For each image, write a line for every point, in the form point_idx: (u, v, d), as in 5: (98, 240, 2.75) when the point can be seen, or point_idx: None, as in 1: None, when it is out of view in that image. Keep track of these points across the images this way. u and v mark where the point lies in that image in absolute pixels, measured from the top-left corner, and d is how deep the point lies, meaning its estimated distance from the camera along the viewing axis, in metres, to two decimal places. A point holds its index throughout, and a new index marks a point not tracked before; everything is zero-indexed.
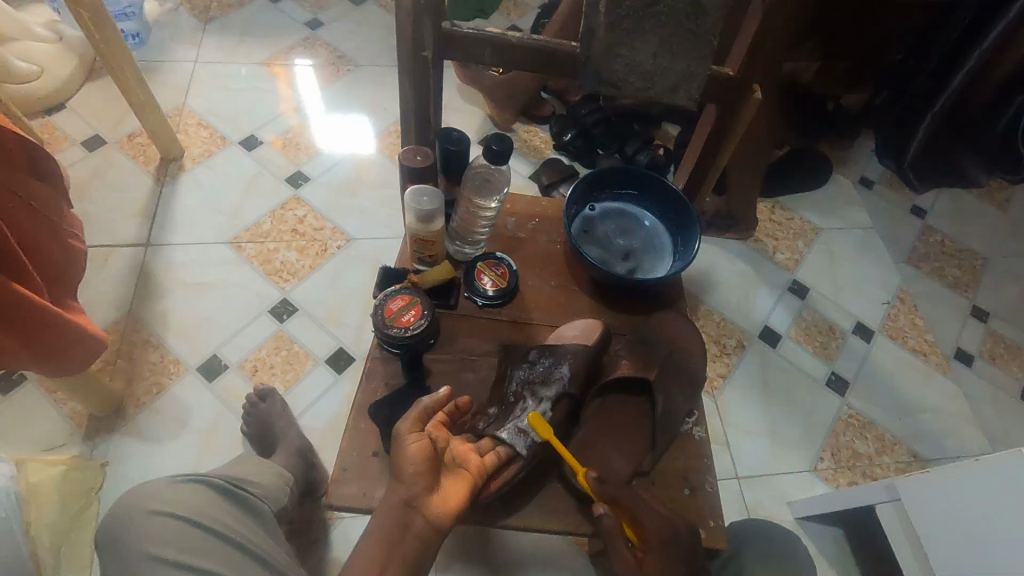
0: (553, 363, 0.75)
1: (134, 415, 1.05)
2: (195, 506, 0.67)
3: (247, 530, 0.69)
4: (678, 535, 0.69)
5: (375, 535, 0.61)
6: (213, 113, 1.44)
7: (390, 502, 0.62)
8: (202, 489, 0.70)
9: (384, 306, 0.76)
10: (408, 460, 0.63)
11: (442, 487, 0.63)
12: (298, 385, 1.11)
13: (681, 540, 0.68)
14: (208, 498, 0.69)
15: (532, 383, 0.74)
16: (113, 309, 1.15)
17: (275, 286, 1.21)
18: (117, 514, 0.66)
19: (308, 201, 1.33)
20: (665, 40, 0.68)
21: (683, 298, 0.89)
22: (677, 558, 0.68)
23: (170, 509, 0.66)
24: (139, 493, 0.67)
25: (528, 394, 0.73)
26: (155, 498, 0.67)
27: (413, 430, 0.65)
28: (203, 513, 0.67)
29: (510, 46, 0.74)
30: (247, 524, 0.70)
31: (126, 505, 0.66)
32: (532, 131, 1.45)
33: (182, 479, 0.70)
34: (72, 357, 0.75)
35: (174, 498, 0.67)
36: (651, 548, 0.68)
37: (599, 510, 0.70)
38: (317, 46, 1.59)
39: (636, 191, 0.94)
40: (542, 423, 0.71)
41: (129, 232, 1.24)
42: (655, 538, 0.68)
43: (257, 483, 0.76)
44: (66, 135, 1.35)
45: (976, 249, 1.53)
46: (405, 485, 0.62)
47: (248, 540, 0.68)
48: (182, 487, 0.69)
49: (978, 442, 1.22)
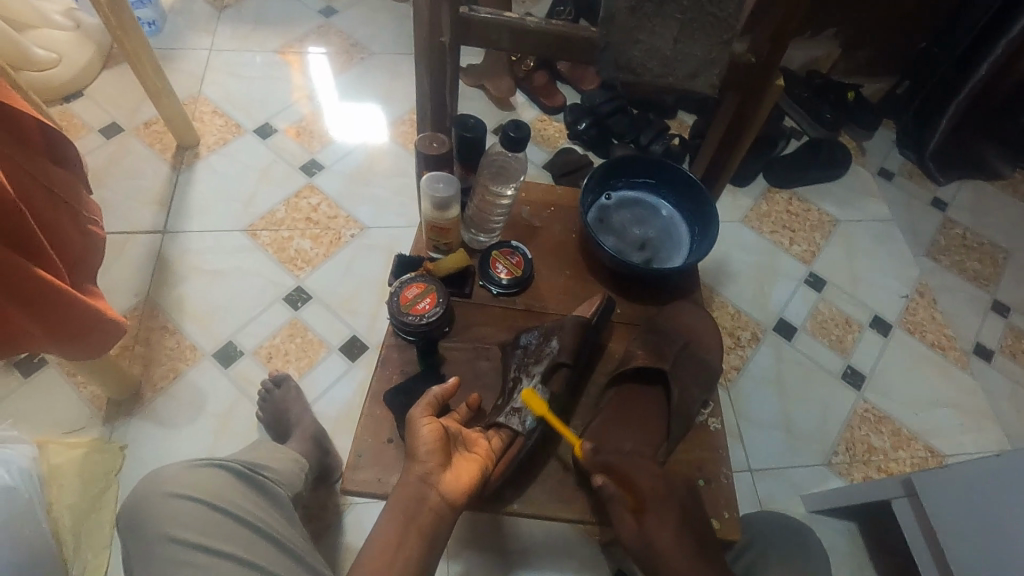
0: (545, 340, 0.75)
1: (151, 399, 1.06)
2: (213, 490, 0.68)
3: (263, 515, 0.70)
4: (678, 504, 0.69)
5: (389, 510, 0.61)
6: (228, 101, 1.44)
7: (404, 481, 0.62)
8: (220, 473, 0.71)
9: (399, 293, 0.76)
10: (421, 441, 0.63)
11: (455, 467, 0.64)
12: (312, 371, 1.11)
13: (677, 501, 0.70)
14: (225, 482, 0.70)
15: (528, 362, 0.74)
16: (131, 295, 1.16)
17: (289, 274, 1.22)
18: (138, 495, 0.67)
19: (321, 189, 1.33)
20: (685, 25, 0.67)
21: (699, 288, 0.89)
22: (677, 525, 0.68)
23: (188, 493, 0.67)
24: (158, 476, 0.68)
25: (523, 374, 0.73)
26: (174, 482, 0.68)
27: (425, 415, 0.66)
28: (220, 497, 0.68)
29: (526, 31, 0.72)
30: (263, 508, 0.71)
31: (146, 488, 0.67)
32: (546, 121, 1.44)
33: (201, 462, 0.71)
34: (91, 341, 0.76)
35: (192, 481, 0.68)
36: (651, 515, 0.68)
37: (600, 481, 0.68)
38: (331, 34, 1.59)
39: (653, 180, 0.93)
40: (536, 400, 0.71)
41: (145, 220, 1.25)
42: (656, 504, 0.69)
43: (274, 468, 0.77)
44: (84, 122, 1.36)
45: (998, 242, 1.50)
46: (419, 464, 0.63)
47: (265, 525, 0.68)
48: (199, 470, 0.70)
49: (997, 438, 1.20)
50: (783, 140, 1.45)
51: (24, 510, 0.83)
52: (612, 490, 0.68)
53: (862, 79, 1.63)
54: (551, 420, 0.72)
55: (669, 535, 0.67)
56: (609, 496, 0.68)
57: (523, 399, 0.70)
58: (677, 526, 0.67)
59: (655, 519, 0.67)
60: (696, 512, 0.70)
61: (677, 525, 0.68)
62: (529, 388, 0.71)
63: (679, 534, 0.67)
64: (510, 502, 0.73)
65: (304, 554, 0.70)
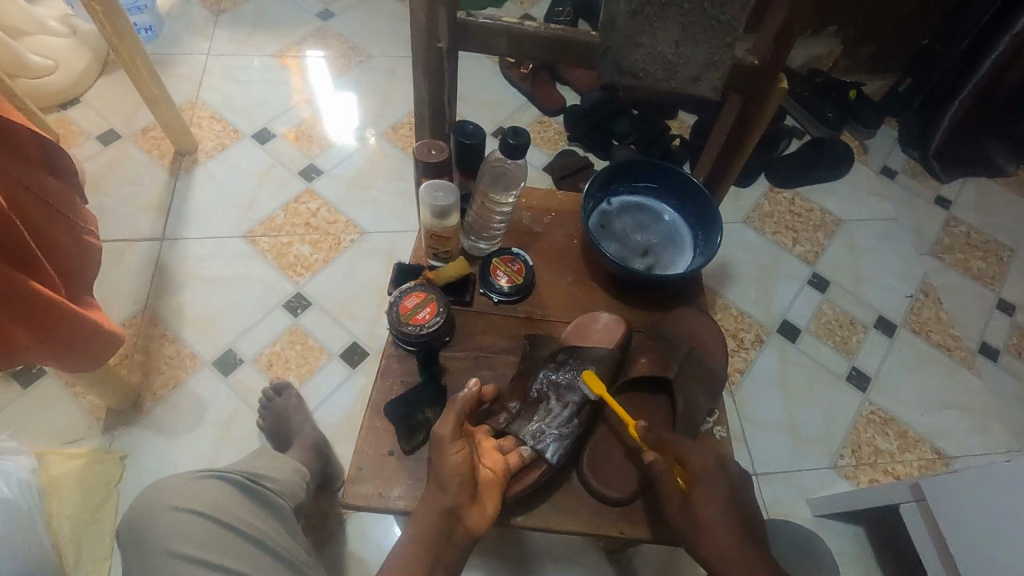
0: (573, 370, 0.74)
1: (151, 408, 1.06)
2: (215, 503, 0.68)
3: (266, 526, 0.69)
4: (727, 474, 0.67)
5: (413, 543, 0.59)
6: (227, 106, 1.43)
7: (429, 509, 0.61)
8: (221, 485, 0.70)
9: (399, 303, 0.75)
10: (453, 470, 0.62)
11: (480, 496, 0.64)
12: (313, 378, 1.11)
13: (727, 473, 0.67)
14: (227, 494, 0.69)
15: (557, 389, 0.74)
16: (130, 303, 1.15)
17: (289, 280, 1.21)
18: (141, 507, 0.66)
19: (321, 194, 1.32)
20: (687, 28, 0.66)
21: (702, 292, 0.87)
22: (724, 500, 0.64)
23: (190, 507, 0.66)
24: (159, 489, 0.67)
25: (545, 398, 0.73)
26: (174, 495, 0.67)
27: (454, 438, 0.64)
28: (222, 510, 0.67)
29: (525, 36, 0.71)
30: (265, 520, 0.70)
31: (147, 501, 0.67)
32: (546, 123, 1.44)
33: (201, 474, 0.70)
34: (88, 352, 0.75)
35: (193, 495, 0.67)
36: (700, 488, 0.65)
37: (651, 458, 0.71)
38: (329, 37, 1.58)
39: (655, 185, 0.92)
40: (596, 382, 0.74)
41: (144, 226, 1.24)
42: (703, 478, 0.66)
43: (276, 478, 0.76)
44: (82, 129, 1.35)
45: (1003, 241, 1.49)
46: (447, 494, 0.61)
47: (268, 538, 0.68)
48: (201, 483, 0.69)
49: (1005, 439, 1.19)
50: (785, 139, 1.45)
51: (22, 522, 0.81)
52: (661, 468, 0.69)
53: (864, 77, 1.61)
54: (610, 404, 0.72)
55: (714, 509, 0.64)
56: (661, 475, 0.69)
57: (585, 376, 0.74)
58: (722, 501, 0.64)
59: (702, 494, 0.65)
60: (744, 491, 0.67)
61: (725, 504, 0.64)
62: (560, 414, 0.72)
63: (723, 513, 0.64)
64: (514, 515, 0.71)
65: (307, 568, 0.69)
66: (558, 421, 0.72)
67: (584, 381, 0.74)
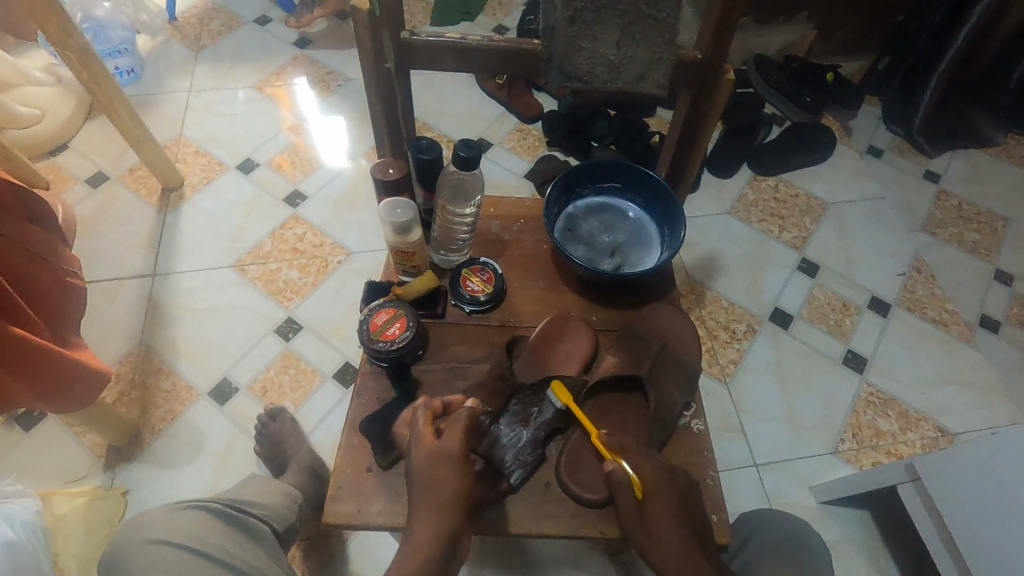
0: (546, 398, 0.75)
1: (150, 442, 1.07)
2: (194, 534, 0.69)
3: (247, 553, 0.70)
4: (676, 483, 0.69)
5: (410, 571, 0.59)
6: (210, 140, 1.46)
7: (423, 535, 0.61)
8: (203, 515, 0.72)
9: (368, 321, 0.75)
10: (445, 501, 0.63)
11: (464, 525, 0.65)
12: (308, 402, 1.12)
13: (676, 486, 0.69)
14: (207, 524, 0.71)
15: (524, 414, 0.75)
16: (125, 340, 1.17)
17: (279, 305, 1.22)
18: (123, 544, 0.67)
19: (306, 219, 1.34)
20: (626, 29, 0.66)
21: (673, 287, 0.87)
22: (676, 508, 0.67)
23: (170, 539, 0.67)
24: (140, 525, 0.69)
25: (511, 423, 0.74)
26: (155, 529, 0.68)
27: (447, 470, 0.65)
28: (201, 540, 0.68)
29: (470, 50, 0.71)
30: (246, 547, 0.71)
31: (128, 537, 0.68)
32: (524, 130, 1.46)
33: (184, 505, 0.72)
34: (77, 393, 0.77)
35: (173, 526, 0.69)
36: (655, 497, 0.67)
37: (610, 466, 0.69)
38: (307, 64, 1.61)
39: (619, 184, 0.91)
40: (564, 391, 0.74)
41: (135, 264, 1.26)
42: (658, 486, 0.68)
43: (261, 504, 0.78)
44: (71, 174, 1.39)
45: (995, 211, 1.48)
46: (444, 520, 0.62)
47: (247, 564, 0.69)
48: (181, 514, 0.71)
49: (1009, 411, 1.17)
50: (764, 128, 1.45)
51: (24, 563, 0.83)
52: (620, 477, 0.68)
53: (839, 60, 1.65)
54: (578, 414, 0.74)
55: (670, 516, 0.66)
56: (618, 483, 0.67)
57: (552, 389, 0.74)
58: (677, 507, 0.67)
59: (658, 500, 0.67)
60: (696, 500, 0.70)
61: (679, 517, 0.66)
62: (526, 437, 0.73)
63: (677, 519, 0.66)
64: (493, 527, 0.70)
65: None
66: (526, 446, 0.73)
67: (552, 392, 0.74)
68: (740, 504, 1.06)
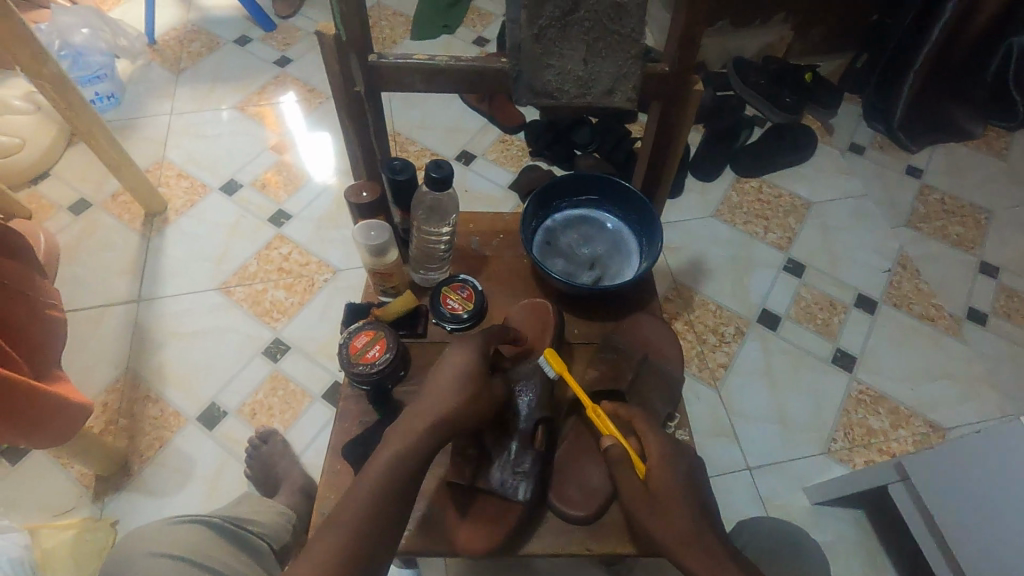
0: (524, 395, 0.73)
1: (138, 471, 1.06)
2: (191, 546, 0.68)
3: (244, 568, 0.70)
4: (681, 459, 0.69)
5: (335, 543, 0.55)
6: (193, 162, 1.46)
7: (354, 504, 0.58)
8: (201, 528, 0.72)
9: (348, 344, 0.75)
10: (379, 466, 0.60)
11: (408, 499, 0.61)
12: (297, 423, 1.11)
13: (683, 461, 0.69)
14: (205, 537, 0.71)
15: (503, 424, 0.73)
16: (111, 368, 1.16)
17: (266, 326, 1.22)
18: (124, 553, 0.68)
19: (291, 238, 1.34)
20: (592, 44, 0.66)
21: (655, 296, 0.87)
22: (685, 484, 0.67)
23: (168, 550, 0.67)
24: (141, 536, 0.69)
25: (498, 438, 0.72)
26: (155, 541, 0.69)
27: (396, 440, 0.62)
28: (198, 551, 0.68)
29: (439, 70, 0.71)
30: (241, 561, 0.71)
31: (130, 547, 0.68)
32: (507, 141, 1.46)
33: (183, 519, 0.72)
34: (58, 426, 0.76)
35: (172, 538, 0.69)
36: (661, 473, 0.67)
37: (607, 442, 0.71)
38: (289, 82, 1.61)
39: (596, 195, 0.91)
40: (556, 358, 0.74)
41: (119, 291, 1.26)
42: (662, 465, 0.68)
43: (259, 522, 0.78)
44: (53, 202, 1.38)
45: (977, 204, 1.49)
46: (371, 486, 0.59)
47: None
48: (180, 528, 0.71)
49: (999, 403, 1.18)
50: (744, 130, 1.46)
51: None
52: (618, 451, 0.69)
53: (818, 59, 1.67)
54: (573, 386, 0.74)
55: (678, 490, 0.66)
56: (616, 458, 0.69)
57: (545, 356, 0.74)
58: (686, 481, 0.67)
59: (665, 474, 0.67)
60: (701, 480, 0.69)
61: (686, 494, 0.66)
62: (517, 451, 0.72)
63: (685, 499, 0.66)
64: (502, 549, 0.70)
65: None
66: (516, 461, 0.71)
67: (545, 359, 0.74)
68: (735, 509, 1.05)
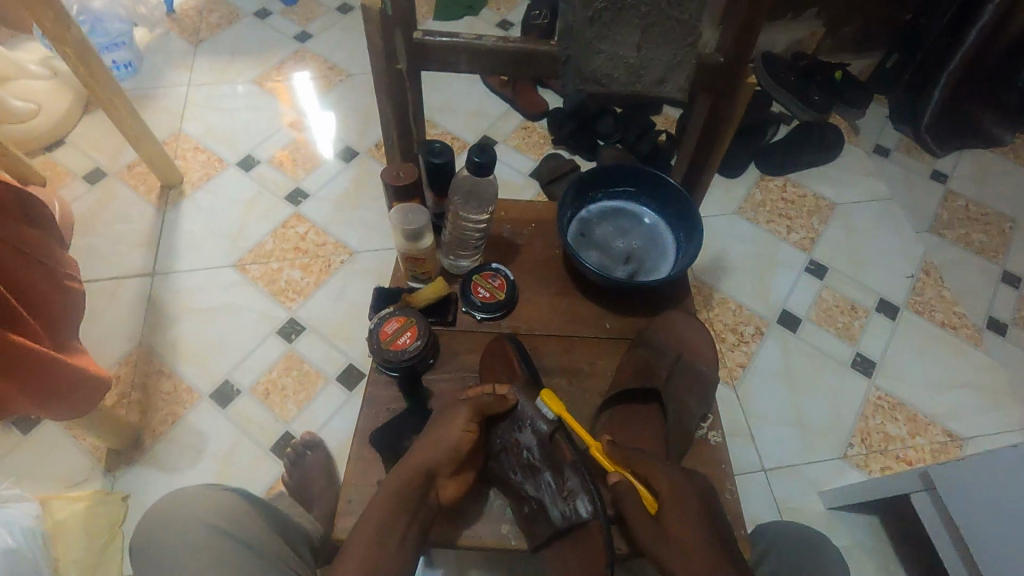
0: (524, 425, 0.70)
1: (151, 446, 1.05)
2: (225, 514, 0.67)
3: (275, 549, 0.69)
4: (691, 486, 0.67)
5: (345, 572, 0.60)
6: (210, 136, 1.44)
7: (358, 536, 0.62)
8: (233, 498, 0.71)
9: (378, 330, 0.74)
10: (379, 502, 0.63)
11: (411, 528, 0.63)
12: (311, 404, 1.10)
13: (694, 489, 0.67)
14: (237, 507, 0.70)
15: (524, 461, 0.69)
16: (124, 342, 1.15)
17: (281, 305, 1.20)
18: (160, 512, 0.67)
19: (308, 217, 1.32)
20: (647, 30, 0.64)
21: (687, 294, 0.86)
22: (695, 512, 0.65)
23: (204, 514, 0.66)
24: (177, 497, 0.68)
25: (530, 475, 0.69)
26: (190, 504, 0.67)
27: (394, 477, 0.65)
28: (231, 520, 0.67)
29: (485, 51, 0.69)
30: (269, 535, 0.70)
31: (165, 507, 0.67)
32: (529, 128, 1.44)
33: (216, 487, 0.71)
34: (76, 399, 0.74)
35: (207, 503, 0.68)
36: (673, 505, 0.65)
37: (615, 479, 0.67)
38: (309, 58, 1.58)
39: (633, 188, 0.90)
40: (553, 400, 0.69)
41: (134, 263, 1.24)
42: (668, 491, 0.66)
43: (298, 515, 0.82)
44: (68, 170, 1.36)
45: (1002, 212, 1.47)
46: (372, 520, 0.62)
47: (279, 559, 0.67)
48: (215, 494, 0.70)
49: (1019, 415, 1.16)
50: (772, 127, 1.43)
51: None
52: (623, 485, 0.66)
53: (849, 58, 1.63)
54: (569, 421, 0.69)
55: (688, 521, 0.64)
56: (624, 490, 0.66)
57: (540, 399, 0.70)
58: (697, 512, 0.65)
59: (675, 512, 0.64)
60: (713, 502, 0.68)
61: (695, 518, 0.64)
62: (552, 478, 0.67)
63: (694, 524, 0.64)
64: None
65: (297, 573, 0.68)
66: (557, 488, 0.67)
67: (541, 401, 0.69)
68: (749, 510, 1.05)
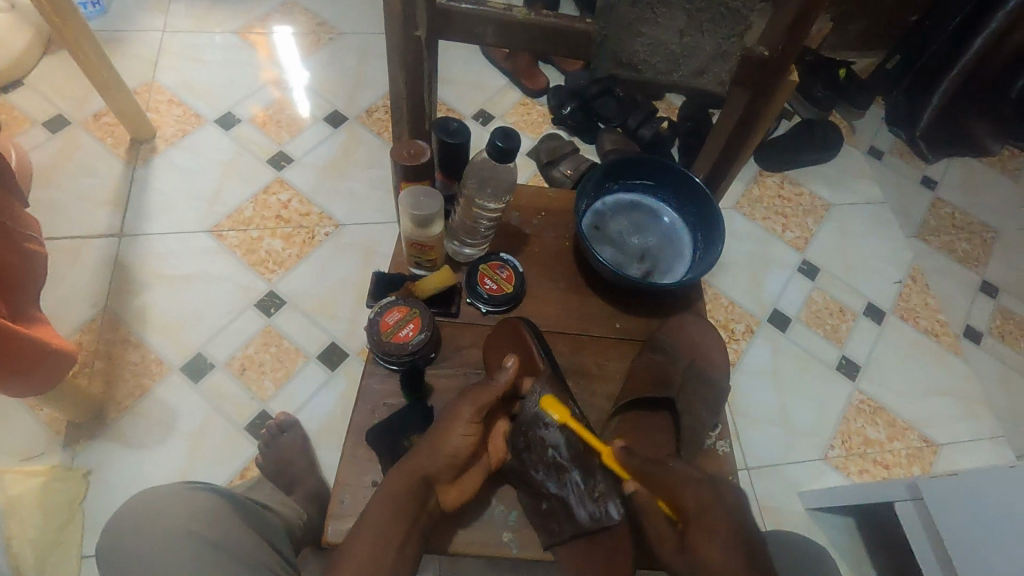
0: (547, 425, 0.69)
1: (116, 420, 0.99)
2: (205, 514, 0.64)
3: (257, 546, 0.66)
4: (722, 502, 0.63)
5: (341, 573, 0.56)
6: (186, 88, 1.34)
7: (356, 537, 0.59)
8: (214, 496, 0.67)
9: (379, 320, 0.71)
10: (378, 504, 0.60)
11: (413, 532, 0.60)
12: (289, 383, 1.05)
13: (724, 505, 0.63)
14: (219, 506, 0.66)
15: (547, 460, 0.68)
16: (88, 307, 1.07)
17: (260, 277, 1.14)
18: (134, 510, 0.63)
19: (292, 184, 1.25)
20: (694, 17, 0.61)
21: (697, 296, 0.83)
22: (727, 532, 0.61)
23: (183, 515, 0.63)
24: (154, 494, 0.64)
25: (553, 475, 0.68)
26: (168, 503, 0.64)
27: (396, 479, 0.62)
28: (212, 521, 0.64)
29: (513, 24, 0.64)
30: (250, 534, 0.66)
31: (140, 505, 0.63)
32: (528, 105, 1.38)
33: (197, 485, 0.68)
34: (38, 374, 0.68)
35: (186, 503, 0.64)
36: (699, 524, 0.62)
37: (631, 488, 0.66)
38: (296, 12, 1.48)
39: (651, 182, 0.87)
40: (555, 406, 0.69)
41: (99, 222, 1.15)
42: (693, 507, 0.63)
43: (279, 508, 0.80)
44: (26, 115, 1.24)
45: (987, 222, 1.49)
46: (373, 519, 0.59)
47: (261, 560, 0.64)
48: (195, 492, 0.66)
49: (990, 424, 1.20)
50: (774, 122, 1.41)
51: None
52: (643, 501, 0.65)
53: (853, 56, 1.61)
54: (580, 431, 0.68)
55: (714, 541, 0.60)
56: (641, 506, 0.65)
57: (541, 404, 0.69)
58: (725, 533, 0.60)
59: (699, 530, 0.61)
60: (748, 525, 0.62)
61: (727, 538, 0.60)
62: (579, 478, 0.68)
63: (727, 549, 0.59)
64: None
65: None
66: (581, 487, 0.68)
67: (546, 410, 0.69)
68: None
